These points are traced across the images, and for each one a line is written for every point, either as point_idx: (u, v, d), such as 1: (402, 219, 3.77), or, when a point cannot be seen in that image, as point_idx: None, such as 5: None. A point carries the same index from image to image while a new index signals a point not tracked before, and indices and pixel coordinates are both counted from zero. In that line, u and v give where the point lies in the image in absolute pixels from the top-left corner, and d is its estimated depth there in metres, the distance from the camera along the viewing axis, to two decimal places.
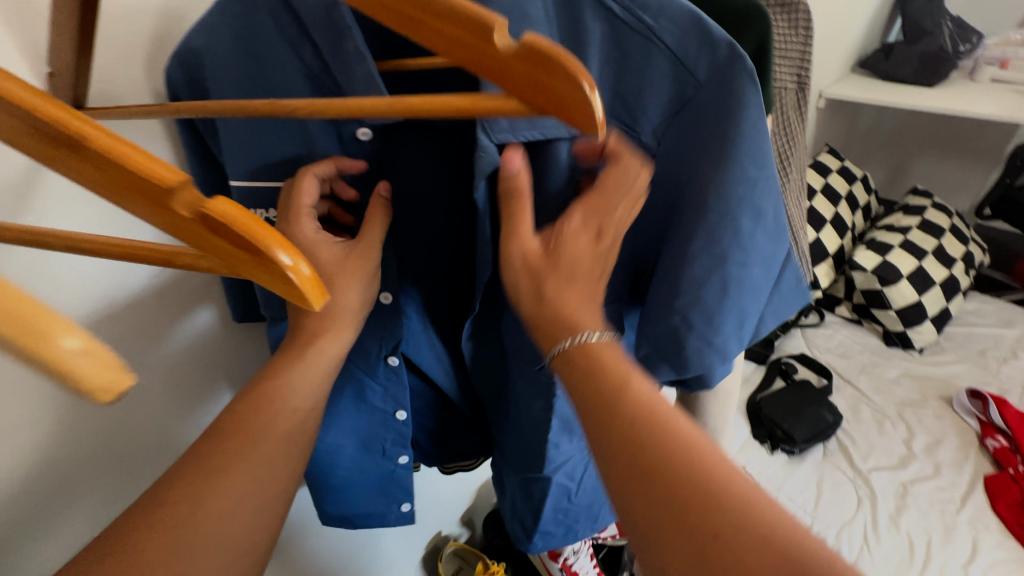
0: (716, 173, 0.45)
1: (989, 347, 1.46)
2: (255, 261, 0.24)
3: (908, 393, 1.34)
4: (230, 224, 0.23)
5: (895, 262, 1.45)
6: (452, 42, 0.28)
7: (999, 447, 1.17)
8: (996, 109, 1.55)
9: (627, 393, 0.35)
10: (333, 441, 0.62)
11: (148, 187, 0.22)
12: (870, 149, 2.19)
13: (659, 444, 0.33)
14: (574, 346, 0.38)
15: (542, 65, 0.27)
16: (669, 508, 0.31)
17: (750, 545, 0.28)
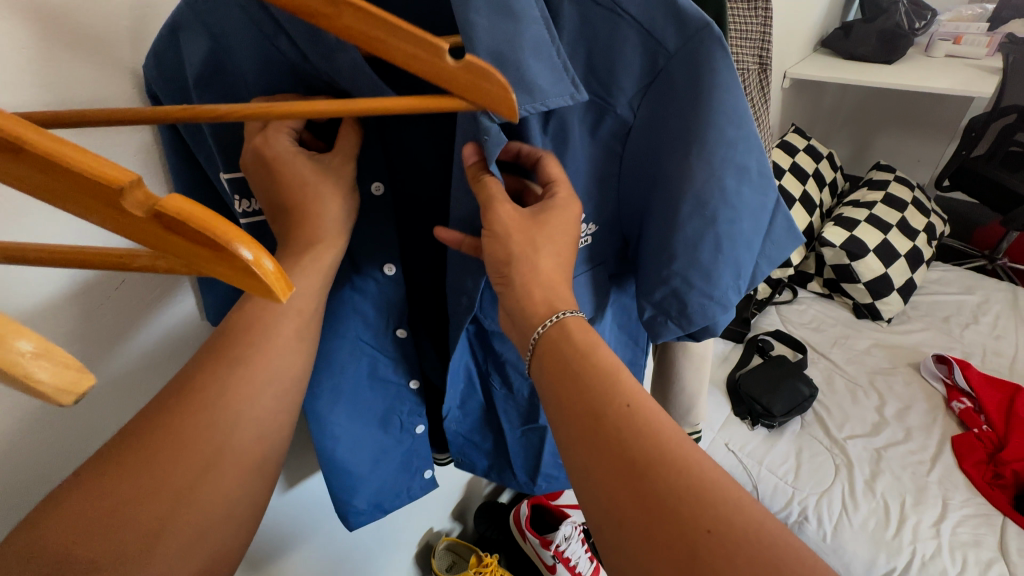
0: (694, 144, 0.45)
1: (952, 314, 1.52)
2: (214, 256, 0.23)
3: (878, 362, 1.39)
4: (184, 220, 0.22)
5: (862, 236, 1.49)
6: (404, 54, 0.31)
7: (964, 408, 1.22)
8: (952, 83, 1.60)
9: (619, 384, 0.38)
10: (336, 424, 0.60)
11: (100, 189, 0.22)
12: (835, 127, 2.24)
13: (651, 441, 0.36)
14: (553, 326, 0.42)
15: (482, 77, 0.33)
16: (659, 505, 0.34)
17: (735, 535, 0.32)
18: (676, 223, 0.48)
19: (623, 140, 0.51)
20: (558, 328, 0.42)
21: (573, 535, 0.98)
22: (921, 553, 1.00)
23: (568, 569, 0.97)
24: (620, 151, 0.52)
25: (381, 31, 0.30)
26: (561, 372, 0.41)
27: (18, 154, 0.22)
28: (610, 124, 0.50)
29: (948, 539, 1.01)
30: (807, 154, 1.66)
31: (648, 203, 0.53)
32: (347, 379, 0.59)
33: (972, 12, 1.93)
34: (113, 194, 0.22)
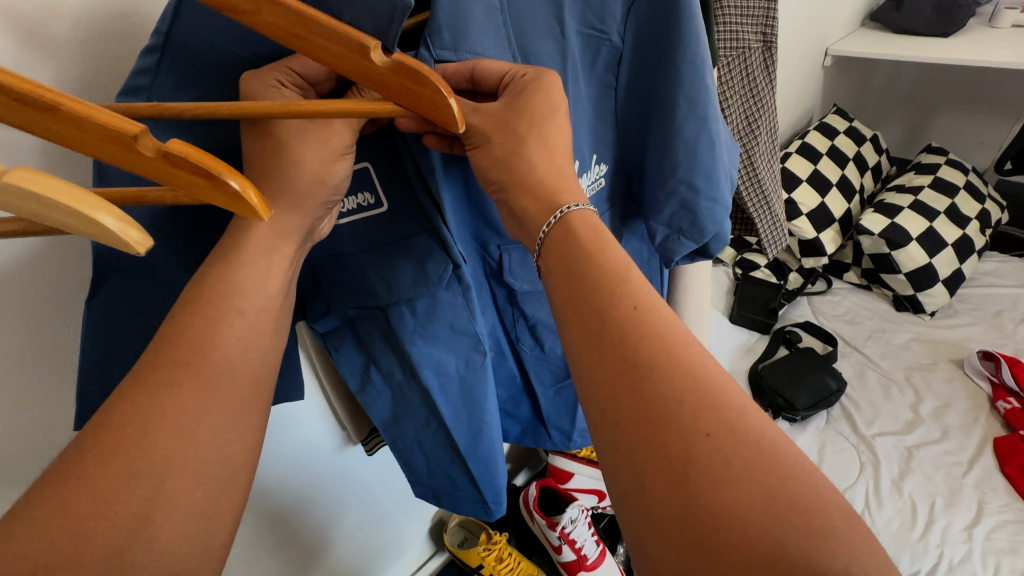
0: (681, 38, 0.50)
1: (1006, 308, 1.40)
2: (210, 186, 0.29)
3: (917, 357, 1.31)
4: (183, 157, 0.28)
5: (904, 224, 1.40)
6: (335, 59, 0.31)
7: (1010, 409, 1.14)
8: (1014, 57, 1.46)
9: (626, 286, 0.41)
10: (437, 360, 0.59)
11: (114, 137, 0.27)
12: (885, 107, 2.10)
13: (655, 344, 0.38)
14: (558, 223, 0.43)
15: (412, 79, 0.32)
16: (654, 402, 0.36)
17: (733, 439, 0.34)
18: (675, 135, 0.52)
19: (616, 70, 0.55)
20: (561, 227, 0.43)
21: (579, 519, 0.99)
22: (948, 556, 0.95)
23: (574, 551, 0.99)
24: (612, 82, 0.55)
25: (306, 29, 0.30)
26: (567, 279, 0.42)
27: (35, 107, 0.26)
28: (606, 54, 0.53)
29: (979, 543, 0.96)
30: (848, 137, 1.57)
31: (650, 124, 0.56)
32: (440, 323, 0.58)
33: None
34: (129, 143, 0.27)
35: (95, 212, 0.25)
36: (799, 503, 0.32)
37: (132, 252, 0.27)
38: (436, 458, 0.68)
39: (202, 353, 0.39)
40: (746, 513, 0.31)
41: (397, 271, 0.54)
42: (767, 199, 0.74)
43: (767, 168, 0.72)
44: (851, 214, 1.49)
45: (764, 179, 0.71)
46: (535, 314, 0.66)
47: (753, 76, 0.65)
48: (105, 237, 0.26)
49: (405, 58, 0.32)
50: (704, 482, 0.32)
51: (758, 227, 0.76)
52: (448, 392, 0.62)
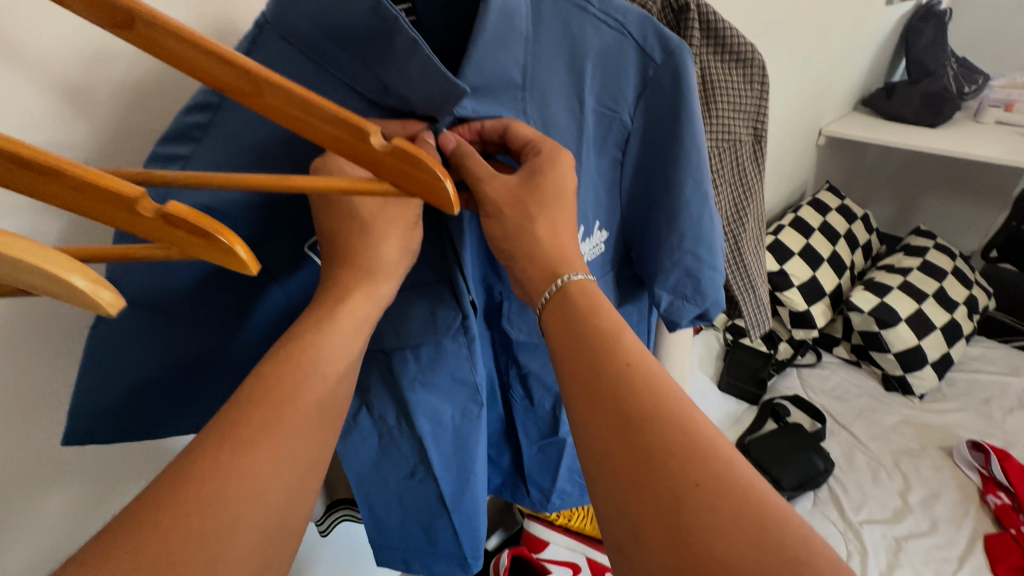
0: (684, 128, 0.50)
1: (994, 396, 1.39)
2: (207, 246, 0.23)
3: (907, 441, 1.29)
4: (184, 215, 0.22)
5: (893, 304, 1.42)
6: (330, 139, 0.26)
7: (1001, 504, 1.11)
8: (999, 153, 1.53)
9: (620, 338, 0.39)
10: (432, 407, 0.57)
11: (107, 198, 0.21)
12: (875, 185, 2.17)
13: (647, 396, 0.36)
14: (557, 291, 0.43)
15: (412, 162, 0.27)
16: (648, 454, 0.34)
17: (725, 491, 0.32)
18: (681, 209, 0.52)
19: (625, 147, 0.54)
20: (561, 294, 0.42)
21: None
22: None
23: None
24: (620, 155, 0.55)
25: (303, 113, 0.25)
26: (569, 336, 0.41)
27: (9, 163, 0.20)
28: (616, 133, 0.53)
29: None
30: (840, 214, 1.61)
31: (653, 198, 0.55)
32: (439, 370, 0.56)
33: None
34: (124, 204, 0.22)
35: (63, 270, 0.21)
36: (786, 555, 0.30)
37: (100, 314, 0.22)
38: (414, 512, 0.63)
39: (273, 410, 0.37)
40: (739, 561, 0.30)
41: (407, 316, 0.53)
42: (752, 282, 0.70)
43: (753, 255, 0.70)
44: (841, 289, 1.51)
45: (751, 266, 0.69)
46: (528, 364, 0.62)
47: (743, 167, 0.63)
48: (71, 298, 0.21)
49: (407, 144, 0.27)
50: (694, 532, 0.31)
51: (743, 312, 0.70)
52: (439, 438, 0.59)
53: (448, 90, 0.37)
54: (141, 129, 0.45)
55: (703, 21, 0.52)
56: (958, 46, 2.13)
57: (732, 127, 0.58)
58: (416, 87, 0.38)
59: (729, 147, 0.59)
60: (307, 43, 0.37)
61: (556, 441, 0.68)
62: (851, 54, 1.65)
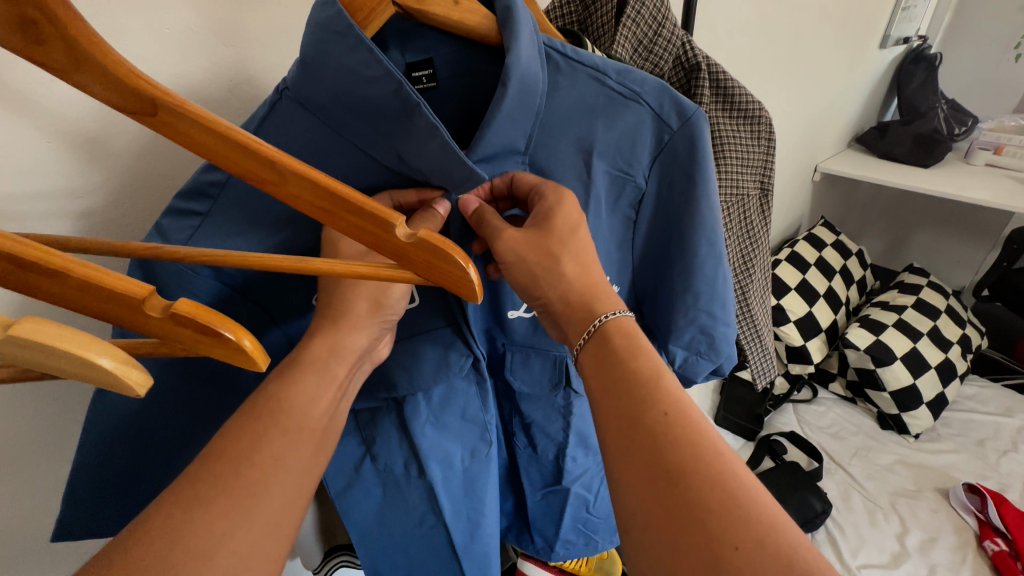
0: (697, 194, 0.50)
1: (989, 438, 1.39)
2: (214, 344, 0.23)
3: (903, 482, 1.28)
4: (198, 314, 0.22)
5: (889, 342, 1.42)
6: (358, 229, 0.29)
7: (998, 551, 1.10)
8: (990, 195, 1.56)
9: (660, 383, 0.39)
10: (444, 450, 0.56)
11: (117, 298, 0.21)
12: (869, 220, 2.20)
13: (686, 448, 0.35)
14: (596, 331, 0.42)
15: (434, 252, 0.29)
16: (687, 511, 0.33)
17: (768, 555, 0.30)
18: (694, 270, 0.52)
19: (639, 207, 0.54)
20: (598, 335, 0.42)
21: None
22: None
23: None
24: (633, 215, 0.55)
25: (333, 205, 0.28)
26: (605, 380, 0.41)
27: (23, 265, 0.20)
28: (630, 193, 0.53)
29: None
30: (835, 249, 1.63)
31: (666, 258, 0.55)
32: (450, 414, 0.56)
33: (1015, 123, 1.87)
34: (133, 304, 0.21)
35: (91, 351, 0.19)
36: None
37: (132, 394, 0.20)
38: (423, 558, 0.61)
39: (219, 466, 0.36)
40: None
41: (420, 361, 0.54)
42: (758, 330, 0.71)
43: (759, 303, 0.70)
44: (837, 325, 1.52)
45: (757, 314, 0.69)
46: (531, 414, 0.63)
47: (749, 219, 0.63)
48: (100, 379, 0.19)
49: (432, 235, 0.29)
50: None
51: (748, 358, 0.71)
52: (450, 484, 0.57)
53: (467, 174, 0.41)
54: (149, 176, 0.48)
55: (712, 78, 0.54)
56: (949, 88, 2.19)
57: (740, 186, 0.59)
58: (438, 165, 0.41)
59: (736, 204, 0.60)
60: (323, 112, 0.41)
61: (559, 490, 0.66)
62: (845, 95, 1.69)
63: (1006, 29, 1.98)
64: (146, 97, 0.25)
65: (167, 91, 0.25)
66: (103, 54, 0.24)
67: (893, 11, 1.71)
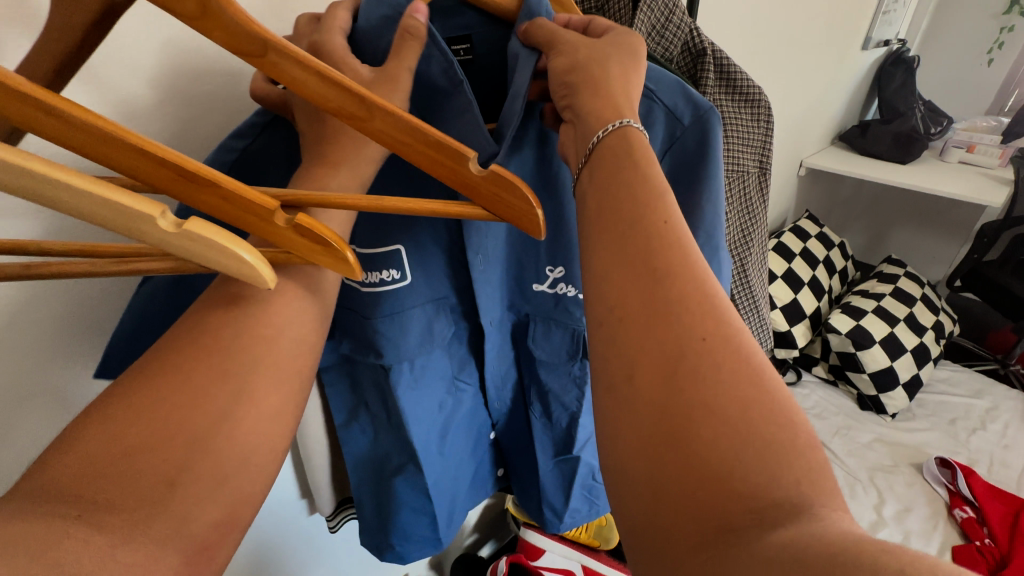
0: (703, 187, 0.52)
1: (959, 417, 1.48)
2: (325, 251, 0.29)
3: (881, 457, 1.36)
4: (315, 229, 0.28)
5: (868, 327, 1.51)
6: (433, 163, 0.33)
7: (967, 518, 1.18)
8: (962, 189, 1.66)
9: (654, 185, 0.35)
10: (418, 410, 0.60)
11: (253, 209, 0.27)
12: (850, 216, 2.30)
13: (676, 249, 0.32)
14: (613, 133, 0.38)
15: (505, 187, 0.35)
16: (661, 302, 0.30)
17: (731, 355, 0.28)
18: None
19: None
20: (618, 135, 0.38)
21: None
22: None
23: None
24: None
25: (412, 141, 0.32)
26: (610, 172, 0.37)
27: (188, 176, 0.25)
28: None
29: None
30: (818, 241, 1.71)
31: None
32: (428, 374, 0.60)
33: (987, 124, 2.00)
34: (264, 214, 0.27)
35: (241, 249, 0.24)
36: (777, 416, 0.26)
37: (261, 286, 0.25)
38: (405, 504, 0.66)
39: (245, 374, 0.33)
40: (727, 414, 0.26)
41: (407, 328, 0.55)
42: (757, 303, 0.76)
43: (757, 274, 0.76)
44: (820, 311, 1.60)
45: (755, 285, 0.74)
46: (549, 384, 0.64)
47: (749, 194, 0.68)
48: (243, 272, 0.25)
49: (502, 172, 0.34)
50: (688, 388, 0.27)
51: (746, 327, 0.76)
52: (427, 443, 0.62)
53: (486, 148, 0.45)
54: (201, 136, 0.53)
55: (717, 63, 0.59)
56: (926, 91, 2.30)
57: (738, 164, 0.64)
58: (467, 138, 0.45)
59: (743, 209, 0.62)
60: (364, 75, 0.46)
61: (571, 458, 0.69)
62: (829, 94, 1.78)
63: (978, 37, 2.10)
64: (256, 42, 0.29)
65: (275, 36, 0.29)
66: (225, 2, 0.28)
67: (874, 15, 1.80)
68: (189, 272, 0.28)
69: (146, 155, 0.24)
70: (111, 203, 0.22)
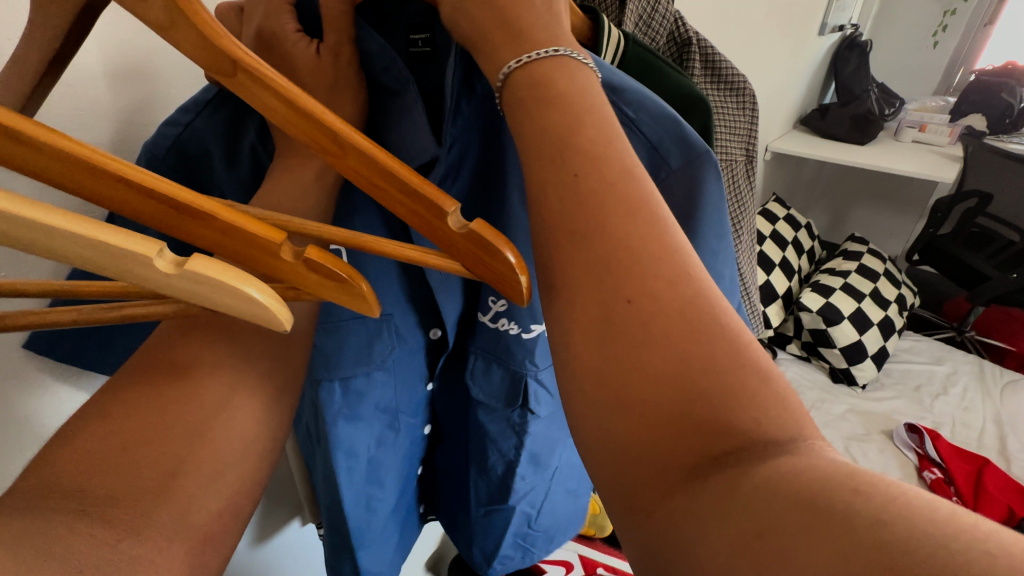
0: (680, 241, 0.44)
1: (924, 384, 1.56)
2: (339, 287, 0.25)
3: (854, 427, 1.42)
4: (326, 267, 0.25)
5: (836, 303, 1.57)
6: (410, 211, 0.27)
7: (935, 478, 1.24)
8: (918, 167, 1.74)
9: (588, 123, 0.31)
10: (349, 442, 0.53)
11: (253, 244, 0.23)
12: (814, 197, 2.38)
13: (610, 196, 0.28)
14: (510, 79, 0.33)
15: (485, 247, 0.28)
16: (594, 265, 0.27)
17: (667, 312, 0.25)
18: None
19: None
20: (528, 74, 0.33)
21: None
22: None
23: None
24: None
25: (386, 181, 0.27)
26: (539, 112, 0.31)
27: (178, 210, 0.22)
28: None
29: None
30: (786, 223, 1.77)
31: None
32: (364, 405, 0.53)
33: (936, 104, 2.10)
34: (268, 249, 0.24)
35: (245, 283, 0.21)
36: (723, 381, 0.23)
37: (271, 328, 0.22)
38: (330, 523, 0.61)
39: (200, 376, 0.31)
40: (668, 381, 0.24)
41: (343, 342, 0.50)
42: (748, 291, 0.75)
43: (748, 263, 0.75)
44: (791, 291, 1.65)
45: (745, 275, 0.74)
46: (490, 428, 0.58)
47: (737, 184, 0.67)
48: (249, 313, 0.21)
49: (485, 227, 0.27)
50: (628, 351, 0.25)
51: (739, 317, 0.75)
52: (352, 475, 0.55)
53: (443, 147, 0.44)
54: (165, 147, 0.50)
55: (701, 52, 0.60)
56: (879, 74, 2.39)
57: (723, 153, 0.63)
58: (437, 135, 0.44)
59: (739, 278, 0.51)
60: None
61: (503, 508, 0.64)
62: (790, 79, 1.83)
63: (924, 20, 2.20)
64: (227, 60, 0.25)
65: (244, 52, 0.25)
66: (197, 17, 0.24)
67: (829, 1, 1.86)
68: (190, 316, 0.27)
69: (134, 189, 0.21)
70: (87, 240, 0.19)
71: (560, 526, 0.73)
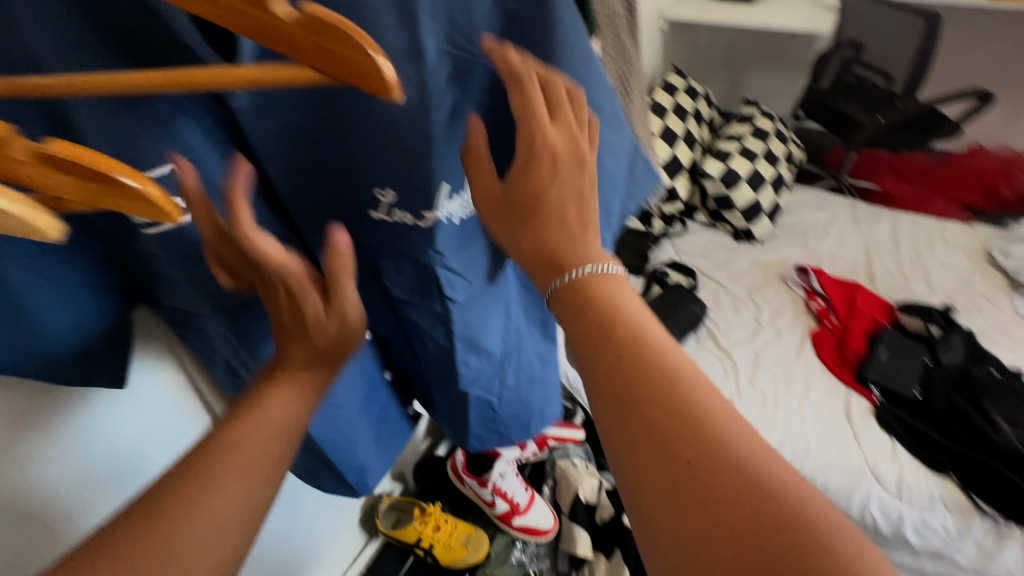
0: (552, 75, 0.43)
1: (810, 229, 1.75)
2: (107, 190, 0.23)
3: (755, 278, 1.59)
4: (76, 162, 0.23)
5: (735, 168, 1.66)
6: (233, 12, 0.27)
7: (820, 307, 1.44)
8: (800, 22, 1.78)
9: (644, 343, 0.37)
10: None
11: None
12: (710, 65, 2.41)
13: (653, 372, 0.35)
14: (571, 282, 0.41)
15: (330, 36, 0.26)
16: (651, 435, 0.33)
17: (717, 463, 0.31)
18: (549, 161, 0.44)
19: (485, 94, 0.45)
20: (574, 284, 0.41)
21: (508, 471, 1.06)
22: (789, 429, 1.21)
23: (506, 501, 1.05)
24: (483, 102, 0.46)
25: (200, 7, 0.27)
26: (589, 328, 0.39)
27: None
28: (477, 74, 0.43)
29: (813, 407, 1.24)
30: (687, 94, 1.78)
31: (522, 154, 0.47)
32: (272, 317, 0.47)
33: None
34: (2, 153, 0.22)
35: None
36: (782, 515, 0.29)
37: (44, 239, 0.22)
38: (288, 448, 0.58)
39: (185, 518, 0.34)
40: (733, 519, 0.30)
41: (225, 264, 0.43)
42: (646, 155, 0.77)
43: (642, 127, 0.76)
44: (696, 162, 1.72)
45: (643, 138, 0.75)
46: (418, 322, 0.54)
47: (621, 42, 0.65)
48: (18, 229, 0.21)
49: (314, 10, 0.26)
50: (696, 503, 0.31)
51: None
52: None
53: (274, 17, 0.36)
54: None
55: None
56: None
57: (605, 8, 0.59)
58: None
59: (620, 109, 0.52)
60: None
61: (457, 393, 0.60)
62: None
63: None
64: None
65: None
66: None
67: None
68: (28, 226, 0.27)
69: None
70: None
71: (534, 408, 0.67)
